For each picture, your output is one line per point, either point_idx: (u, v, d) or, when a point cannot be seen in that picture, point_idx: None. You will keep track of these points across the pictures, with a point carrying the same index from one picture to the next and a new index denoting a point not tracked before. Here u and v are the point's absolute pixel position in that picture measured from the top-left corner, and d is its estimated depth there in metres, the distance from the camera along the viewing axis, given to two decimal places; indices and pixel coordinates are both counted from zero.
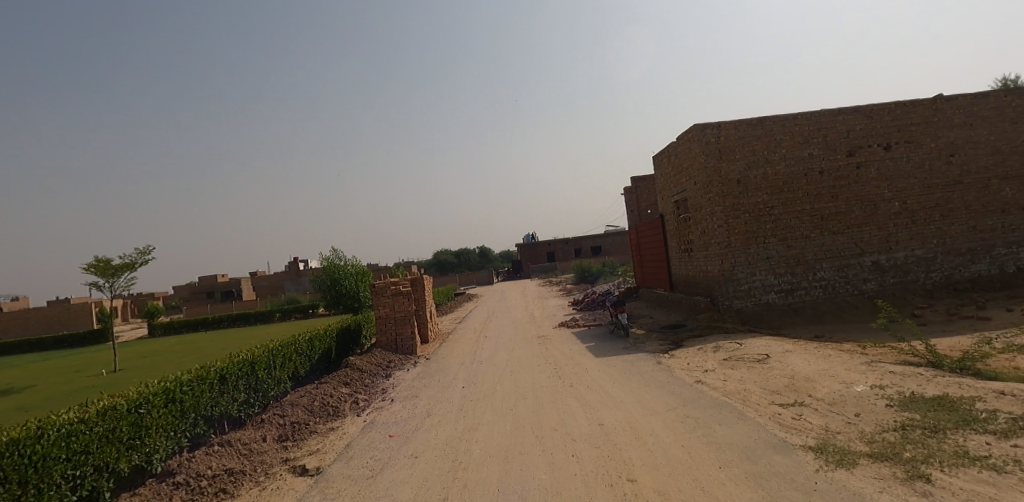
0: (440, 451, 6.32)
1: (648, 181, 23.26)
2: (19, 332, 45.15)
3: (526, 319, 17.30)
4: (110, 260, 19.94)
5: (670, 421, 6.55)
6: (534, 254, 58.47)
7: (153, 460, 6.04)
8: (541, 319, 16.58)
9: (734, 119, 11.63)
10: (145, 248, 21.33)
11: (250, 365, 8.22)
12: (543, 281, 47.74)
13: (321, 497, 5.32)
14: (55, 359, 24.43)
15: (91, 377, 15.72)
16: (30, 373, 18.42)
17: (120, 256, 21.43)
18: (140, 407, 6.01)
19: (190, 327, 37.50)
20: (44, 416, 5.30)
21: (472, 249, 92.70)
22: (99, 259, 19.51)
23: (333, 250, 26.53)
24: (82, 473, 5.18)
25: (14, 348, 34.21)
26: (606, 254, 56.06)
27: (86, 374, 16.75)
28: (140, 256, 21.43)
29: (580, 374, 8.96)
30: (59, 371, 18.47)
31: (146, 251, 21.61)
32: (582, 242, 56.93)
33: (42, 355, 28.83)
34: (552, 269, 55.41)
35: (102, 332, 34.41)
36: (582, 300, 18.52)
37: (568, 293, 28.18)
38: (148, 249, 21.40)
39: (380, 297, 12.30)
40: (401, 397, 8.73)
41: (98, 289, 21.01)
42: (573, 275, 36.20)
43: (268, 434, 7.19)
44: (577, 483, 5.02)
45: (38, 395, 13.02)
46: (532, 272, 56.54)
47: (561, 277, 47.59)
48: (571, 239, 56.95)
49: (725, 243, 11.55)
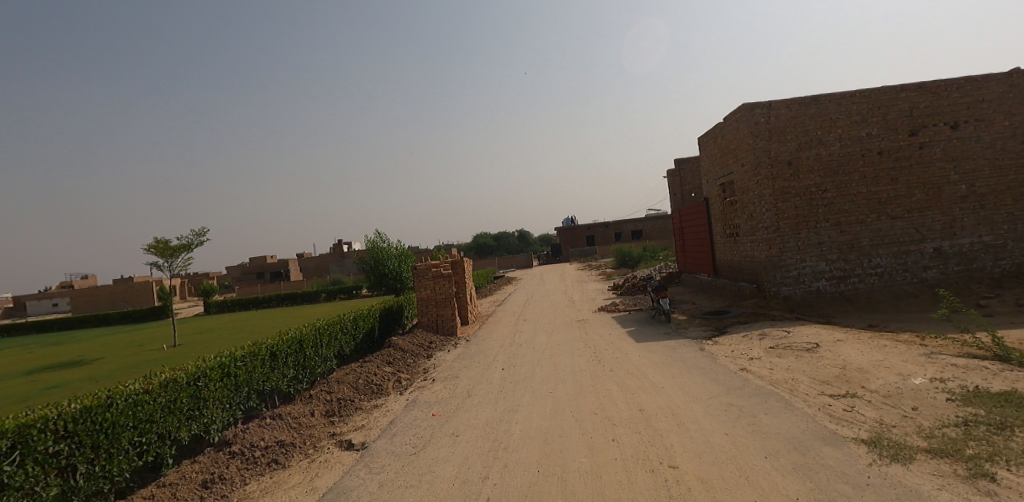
0: (480, 431, 6.41)
1: (693, 163, 22.66)
2: (90, 310, 48.64)
3: (565, 302, 17.21)
4: (169, 242, 21.01)
5: (713, 409, 6.40)
6: (574, 238, 58.24)
7: (211, 430, 6.40)
8: (580, 303, 16.48)
9: (786, 98, 11.11)
10: (200, 230, 22.52)
11: (299, 342, 8.52)
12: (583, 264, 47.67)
13: (367, 471, 5.56)
14: (122, 334, 26.10)
15: (153, 351, 16.71)
16: (99, 347, 19.71)
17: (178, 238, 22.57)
18: (199, 380, 6.36)
19: (242, 306, 39.31)
20: (113, 386, 5.67)
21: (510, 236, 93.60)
22: (159, 241, 20.59)
23: (378, 233, 26.99)
24: (147, 440, 5.57)
25: (84, 324, 36.82)
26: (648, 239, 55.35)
27: (150, 348, 17.83)
28: (197, 238, 22.61)
29: (620, 359, 8.85)
30: (127, 344, 19.81)
31: (202, 233, 22.80)
32: (621, 226, 56.33)
33: (112, 330, 30.94)
34: (592, 254, 55.00)
35: (162, 310, 36.59)
36: (622, 286, 18.24)
37: (608, 277, 27.94)
38: (203, 231, 22.56)
39: (421, 279, 12.49)
40: (442, 377, 8.86)
41: (159, 269, 22.30)
42: (614, 260, 35.76)
43: (316, 408, 7.41)
44: (616, 468, 5.00)
45: (108, 366, 13.93)
46: (572, 257, 56.22)
47: (601, 262, 47.28)
48: (612, 223, 56.48)
49: (773, 228, 11.10)
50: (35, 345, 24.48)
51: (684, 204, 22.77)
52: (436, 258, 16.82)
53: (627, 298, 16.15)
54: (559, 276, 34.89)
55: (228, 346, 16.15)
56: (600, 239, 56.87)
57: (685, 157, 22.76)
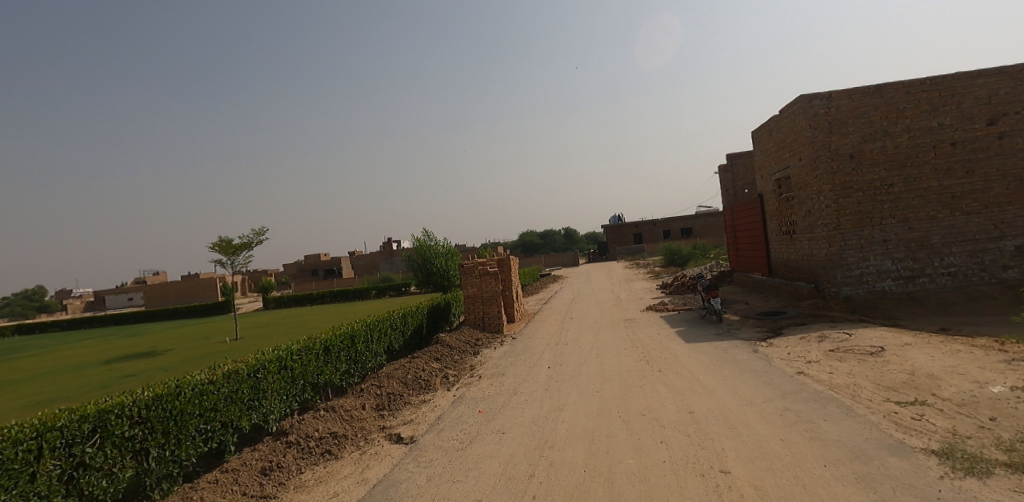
0: (526, 428, 6.42)
1: (745, 158, 21.91)
2: (159, 304, 52.04)
3: (611, 301, 17.00)
4: (231, 240, 22.14)
5: (767, 413, 6.15)
6: (619, 236, 57.54)
7: (269, 420, 6.70)
8: (627, 302, 16.21)
9: (848, 88, 10.54)
10: (259, 229, 23.59)
11: (350, 337, 8.78)
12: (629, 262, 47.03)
13: (416, 465, 5.68)
14: (189, 327, 27.79)
15: (217, 344, 17.69)
16: (169, 339, 21.04)
17: (239, 237, 23.75)
18: (258, 372, 6.67)
19: (296, 302, 41.03)
20: (182, 376, 6.02)
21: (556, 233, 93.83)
22: (222, 239, 21.73)
23: (426, 231, 27.47)
24: (212, 427, 5.89)
25: (153, 317, 39.39)
26: (698, 236, 54.40)
27: (215, 340, 18.91)
28: (256, 237, 23.70)
29: (668, 360, 8.65)
30: (194, 337, 21.09)
31: (260, 231, 23.89)
32: (670, 224, 55.35)
33: (179, 323, 32.98)
34: (639, 252, 54.22)
35: (224, 305, 38.68)
36: (670, 285, 17.82)
37: (655, 276, 27.44)
38: (262, 230, 23.63)
39: (468, 277, 12.64)
40: (488, 375, 8.92)
41: (222, 266, 23.54)
42: (661, 258, 35.09)
43: (366, 401, 7.62)
44: (665, 471, 4.89)
45: (177, 357, 14.87)
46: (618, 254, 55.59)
47: (648, 260, 46.48)
48: (660, 220, 55.57)
49: (833, 225, 10.55)
50: (112, 337, 26.40)
51: (736, 201, 22.05)
52: (483, 256, 16.95)
53: (675, 297, 15.78)
54: (605, 274, 34.57)
55: (285, 340, 16.90)
56: (647, 237, 55.99)
57: (737, 152, 22.00)
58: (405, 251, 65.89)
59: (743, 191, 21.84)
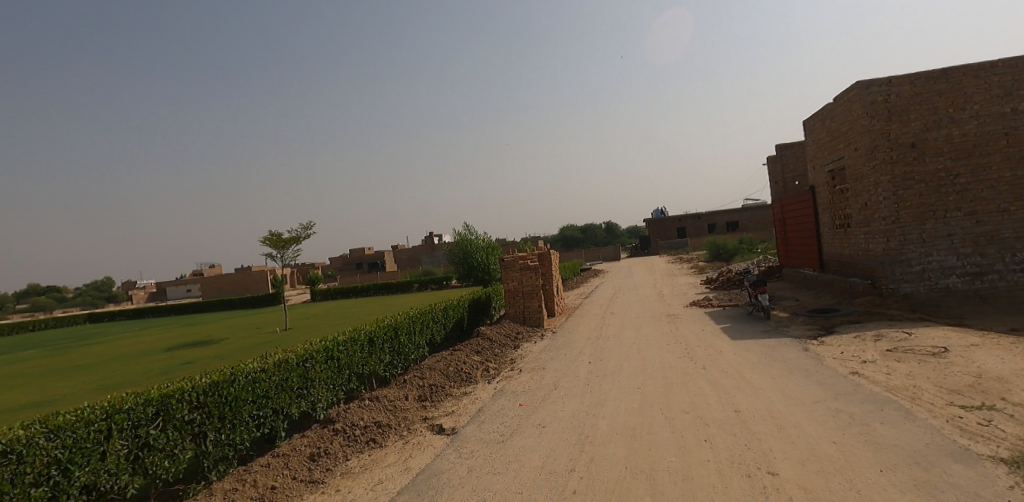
0: (567, 423, 6.40)
1: (796, 149, 21.09)
2: (214, 295, 54.77)
3: (652, 297, 16.73)
4: (281, 234, 22.99)
5: (819, 414, 5.91)
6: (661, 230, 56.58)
7: (317, 408, 6.94)
8: (670, 297, 15.91)
9: (909, 73, 9.95)
10: (307, 224, 24.38)
11: (394, 329, 8.98)
12: (672, 257, 46.19)
13: (457, 456, 5.76)
14: (242, 318, 29.14)
15: (269, 334, 18.48)
16: (225, 328, 22.13)
17: (289, 231, 24.63)
18: (307, 362, 6.91)
19: (342, 294, 42.35)
20: (236, 364, 6.30)
21: (597, 228, 93.34)
22: (273, 233, 22.59)
23: (467, 225, 27.72)
24: (264, 414, 6.15)
25: (209, 308, 41.50)
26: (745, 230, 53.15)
27: (267, 330, 19.76)
28: (304, 231, 24.51)
29: (713, 357, 8.43)
30: (248, 327, 22.12)
31: (309, 226, 24.68)
32: (715, 218, 54.02)
33: (233, 313, 34.62)
34: (682, 247, 53.19)
35: (274, 297, 40.36)
36: (714, 280, 17.37)
37: (700, 271, 26.83)
38: (310, 224, 24.42)
39: (509, 271, 12.70)
40: (529, 368, 8.95)
41: (273, 259, 24.52)
42: (706, 253, 34.30)
43: (409, 392, 7.78)
44: (709, 470, 4.78)
45: (232, 346, 15.62)
46: (660, 248, 54.70)
47: (691, 254, 45.53)
48: (704, 214, 54.33)
49: (893, 218, 9.99)
50: (174, 326, 28.04)
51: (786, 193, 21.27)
52: (523, 250, 16.98)
53: (720, 293, 15.36)
54: (648, 269, 34.08)
55: (331, 331, 17.48)
56: (691, 231, 54.81)
57: (788, 143, 21.19)
58: (444, 245, 66.73)
59: (794, 183, 20.99)
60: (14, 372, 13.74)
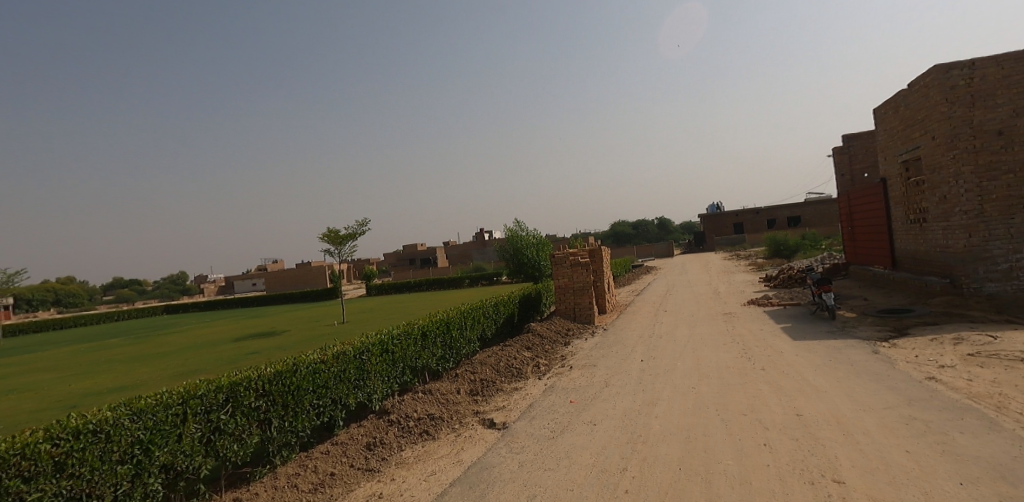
0: (619, 421, 6.32)
1: (865, 140, 19.91)
2: (276, 288, 57.67)
3: (707, 294, 16.25)
4: (338, 231, 23.86)
5: (890, 421, 5.56)
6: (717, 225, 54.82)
7: (372, 399, 7.16)
8: (726, 295, 15.36)
9: (995, 54, 9.21)
10: (363, 220, 25.18)
11: (446, 324, 9.15)
12: (727, 253, 44.68)
13: (508, 450, 5.81)
14: (303, 310, 30.56)
15: (328, 326, 19.29)
16: (287, 321, 23.28)
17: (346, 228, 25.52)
18: (363, 354, 7.14)
19: (395, 289, 43.60)
20: (298, 355, 6.60)
21: (647, 224, 91.64)
22: (331, 230, 23.48)
23: (517, 222, 27.83)
24: (324, 403, 6.42)
25: (272, 301, 43.74)
26: (807, 225, 50.78)
27: (326, 323, 20.63)
28: (360, 227, 25.32)
29: (773, 358, 8.10)
30: (308, 320, 23.15)
31: (364, 222, 25.47)
32: (774, 212, 51.86)
33: (294, 306, 36.33)
34: (738, 242, 51.36)
35: (331, 291, 42.03)
36: (773, 278, 16.66)
37: (759, 268, 25.79)
38: (365, 221, 25.20)
39: (559, 267, 12.68)
40: (580, 365, 8.89)
41: (331, 255, 25.50)
42: (765, 249, 32.96)
43: (461, 386, 7.91)
44: (768, 475, 4.60)
45: (294, 338, 16.41)
46: (714, 244, 53.04)
47: (748, 251, 43.85)
48: (763, 209, 52.28)
49: (976, 212, 9.26)
50: (241, 317, 29.75)
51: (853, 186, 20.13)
52: (574, 246, 16.88)
53: (780, 291, 14.71)
54: (703, 265, 33.12)
55: (386, 325, 18.02)
56: (748, 226, 52.85)
57: (855, 133, 20.03)
58: (491, 241, 67.23)
59: (863, 175, 19.80)
60: (103, 358, 15.01)
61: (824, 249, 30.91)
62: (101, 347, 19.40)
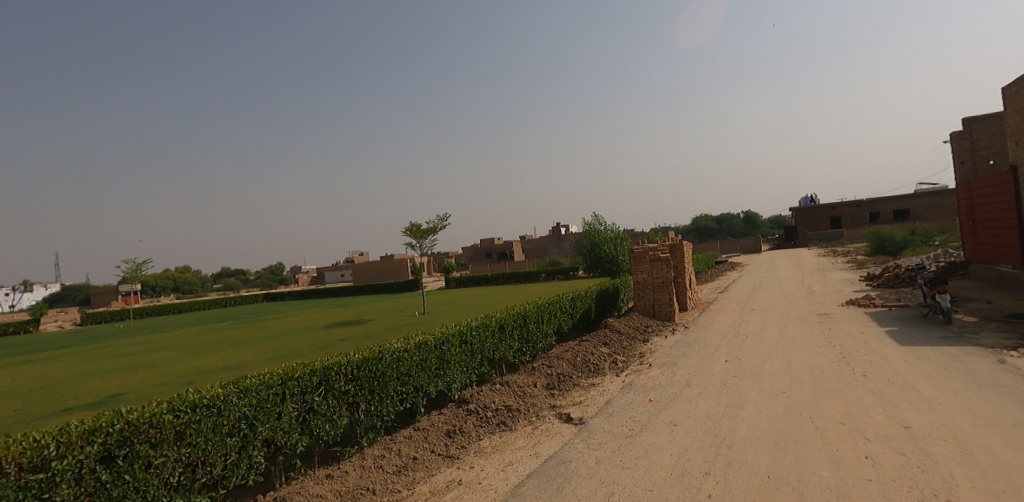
0: (702, 423, 6.10)
1: (991, 123, 17.75)
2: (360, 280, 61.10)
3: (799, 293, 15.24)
4: (420, 225, 24.80)
5: (1019, 440, 4.94)
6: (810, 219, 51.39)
7: (452, 388, 7.40)
8: (820, 295, 14.33)
9: None
10: (443, 215, 26.01)
11: (523, 317, 9.25)
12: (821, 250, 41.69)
13: (586, 446, 5.79)
14: (387, 301, 32.19)
15: (410, 316, 20.21)
16: (373, 310, 24.63)
17: (428, 222, 26.47)
18: (443, 344, 7.39)
19: (472, 283, 44.77)
20: (383, 343, 6.94)
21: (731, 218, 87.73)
22: (412, 224, 24.46)
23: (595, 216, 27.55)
24: (407, 390, 6.71)
25: (357, 291, 46.41)
26: (917, 219, 46.53)
27: (408, 314, 21.60)
28: (439, 221, 26.16)
29: (876, 364, 7.45)
30: (391, 310, 24.36)
31: (444, 217, 26.29)
32: (877, 205, 47.83)
33: (377, 297, 38.34)
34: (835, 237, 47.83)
35: (411, 283, 43.87)
36: (876, 277, 15.32)
37: (862, 266, 23.79)
38: (445, 215, 26.00)
39: (638, 263, 12.45)
40: (659, 364, 8.67)
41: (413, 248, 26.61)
42: (867, 246, 30.38)
43: (538, 380, 7.97)
44: (870, 491, 4.25)
45: (379, 327, 17.33)
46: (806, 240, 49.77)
47: (846, 247, 40.62)
48: (864, 202, 48.56)
49: None
50: (331, 306, 31.85)
51: (976, 176, 18.02)
52: (654, 241, 16.45)
53: (885, 292, 13.50)
54: (797, 262, 31.09)
55: (464, 317, 18.55)
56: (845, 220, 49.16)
57: (979, 116, 17.90)
58: (565, 236, 67.06)
59: (988, 162, 17.67)
60: (214, 339, 16.69)
61: (938, 245, 27.98)
62: (212, 330, 21.59)
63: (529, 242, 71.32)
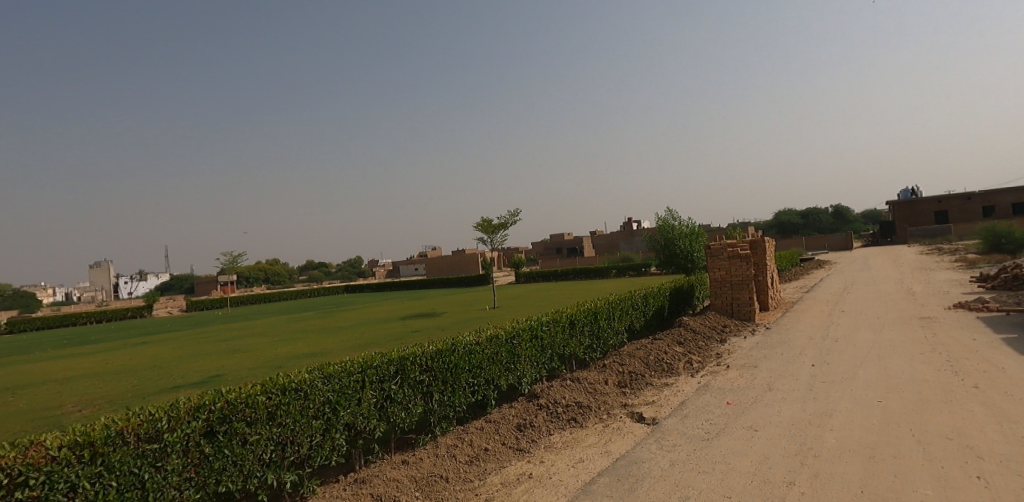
0: (786, 430, 5.80)
1: None
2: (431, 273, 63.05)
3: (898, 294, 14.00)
4: (491, 220, 25.22)
5: None
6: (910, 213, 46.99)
7: (522, 382, 7.49)
8: (924, 296, 13.08)
9: None
10: (514, 210, 26.30)
11: (594, 313, 9.18)
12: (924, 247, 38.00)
13: (659, 447, 5.67)
14: (459, 295, 33.07)
15: (481, 310, 20.66)
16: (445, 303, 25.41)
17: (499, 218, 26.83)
18: (514, 338, 7.48)
19: (540, 278, 44.91)
20: (456, 335, 7.13)
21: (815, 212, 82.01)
22: (484, 219, 24.92)
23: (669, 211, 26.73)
24: (478, 382, 6.87)
25: (428, 284, 48.02)
26: None
27: (479, 307, 22.08)
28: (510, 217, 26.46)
29: (991, 374, 6.72)
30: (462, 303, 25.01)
31: (515, 212, 26.56)
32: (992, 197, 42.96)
33: (448, 290, 39.49)
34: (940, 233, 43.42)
35: (481, 278, 44.74)
36: (992, 278, 13.75)
37: (976, 265, 21.40)
38: (516, 211, 26.26)
39: (715, 260, 11.99)
40: (738, 365, 8.31)
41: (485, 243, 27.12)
42: (983, 242, 27.29)
43: (609, 377, 7.89)
44: None
45: (451, 319, 17.86)
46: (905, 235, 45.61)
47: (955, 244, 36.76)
48: (975, 194, 43.93)
49: None
50: (405, 299, 33.20)
51: None
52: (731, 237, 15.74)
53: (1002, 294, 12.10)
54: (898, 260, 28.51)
55: (532, 312, 18.71)
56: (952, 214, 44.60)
57: None
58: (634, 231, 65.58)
59: None
60: (300, 328, 17.93)
61: None
62: (297, 318, 23.19)
63: (596, 237, 70.42)
